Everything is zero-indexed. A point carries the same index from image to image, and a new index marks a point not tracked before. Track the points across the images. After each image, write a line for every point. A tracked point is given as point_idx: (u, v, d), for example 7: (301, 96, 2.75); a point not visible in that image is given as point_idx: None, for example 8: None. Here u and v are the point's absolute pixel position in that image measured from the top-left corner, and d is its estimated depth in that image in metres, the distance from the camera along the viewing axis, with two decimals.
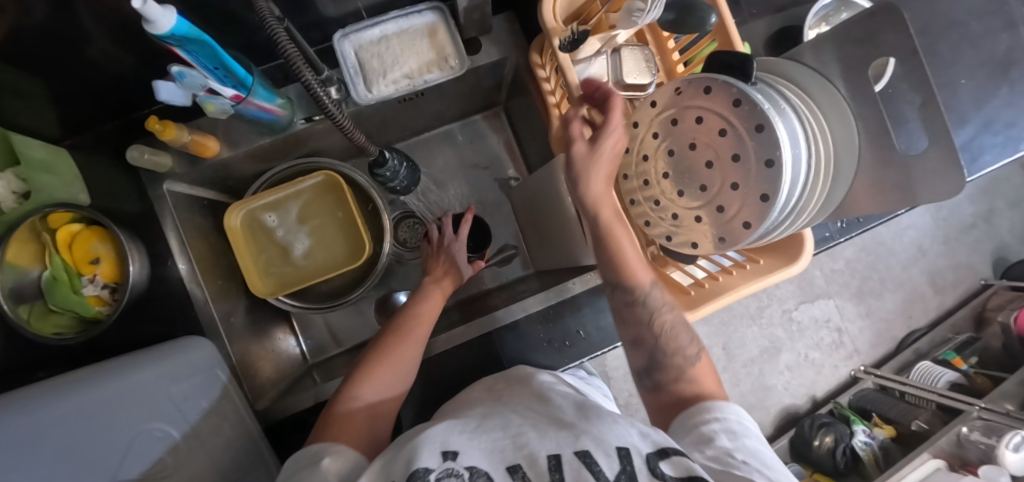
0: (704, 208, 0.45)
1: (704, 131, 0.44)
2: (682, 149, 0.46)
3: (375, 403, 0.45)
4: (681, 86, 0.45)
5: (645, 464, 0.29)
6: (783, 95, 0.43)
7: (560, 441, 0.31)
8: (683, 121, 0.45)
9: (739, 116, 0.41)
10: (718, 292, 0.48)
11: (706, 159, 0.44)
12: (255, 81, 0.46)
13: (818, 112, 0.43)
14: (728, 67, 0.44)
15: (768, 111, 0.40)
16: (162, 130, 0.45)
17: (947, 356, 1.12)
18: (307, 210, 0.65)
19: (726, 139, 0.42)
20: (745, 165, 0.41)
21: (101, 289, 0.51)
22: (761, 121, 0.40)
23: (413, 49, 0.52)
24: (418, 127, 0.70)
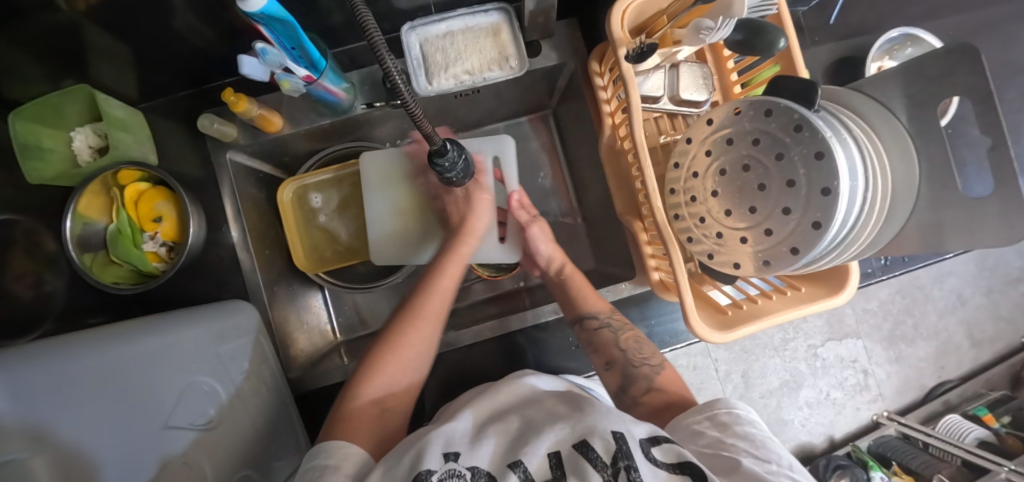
0: (750, 230, 0.45)
1: (761, 154, 0.44)
2: (734, 169, 0.45)
3: (413, 354, 0.50)
4: (741, 107, 0.45)
5: (640, 447, 0.37)
6: (847, 126, 0.42)
7: (562, 436, 0.38)
8: (739, 142, 0.45)
9: (799, 142, 0.41)
10: (755, 316, 0.47)
11: (759, 181, 0.44)
12: (328, 65, 0.47)
13: (881, 147, 0.42)
14: (793, 93, 0.43)
15: (830, 139, 0.40)
16: (236, 102, 0.48)
17: (978, 412, 1.11)
18: (350, 192, 0.66)
19: (782, 165, 0.42)
20: (800, 191, 0.41)
21: (159, 246, 0.54)
22: (822, 148, 0.40)
23: (476, 47, 0.53)
24: (468, 123, 0.70)
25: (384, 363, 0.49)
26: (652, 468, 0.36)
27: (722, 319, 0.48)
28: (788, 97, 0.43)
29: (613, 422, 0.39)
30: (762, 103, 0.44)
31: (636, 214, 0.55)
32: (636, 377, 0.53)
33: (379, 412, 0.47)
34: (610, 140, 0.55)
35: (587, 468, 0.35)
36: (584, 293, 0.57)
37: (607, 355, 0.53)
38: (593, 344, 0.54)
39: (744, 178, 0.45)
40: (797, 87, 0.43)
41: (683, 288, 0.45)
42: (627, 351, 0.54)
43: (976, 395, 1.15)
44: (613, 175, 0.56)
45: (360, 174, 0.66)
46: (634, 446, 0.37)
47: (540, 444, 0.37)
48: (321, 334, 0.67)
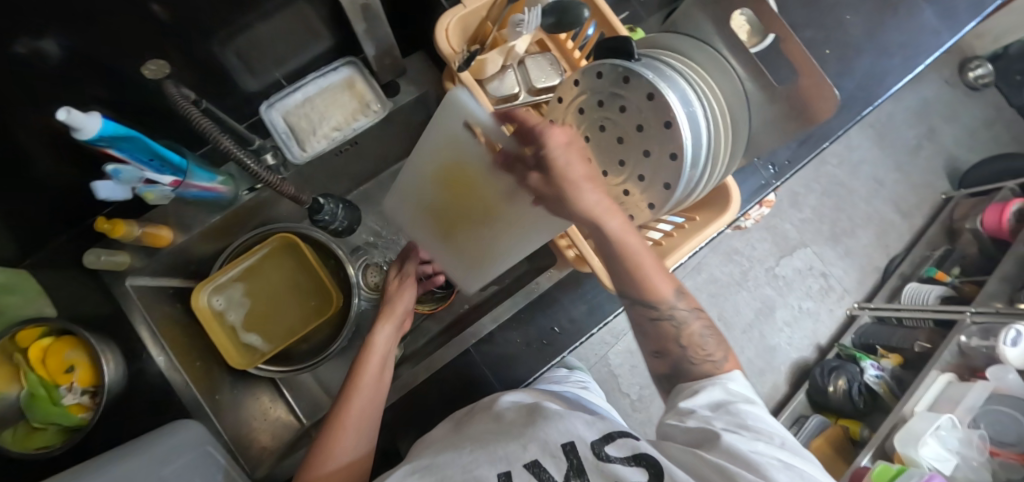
0: (629, 181, 0.49)
1: (610, 113, 0.47)
2: (595, 133, 0.50)
3: (354, 460, 0.46)
4: (579, 77, 0.48)
5: (590, 449, 0.37)
6: (668, 64, 0.47)
7: (514, 456, 0.37)
8: (589, 108, 0.49)
9: (631, 91, 0.44)
10: (661, 256, 0.50)
11: (617, 136, 0.48)
12: (190, 163, 0.48)
13: (703, 74, 0.47)
14: (613, 50, 0.47)
15: (655, 79, 0.42)
16: (112, 228, 0.48)
17: (929, 273, 1.17)
18: (270, 275, 0.65)
19: (627, 115, 0.46)
20: (649, 131, 0.44)
21: (81, 396, 0.52)
22: (650, 90, 0.42)
23: (336, 103, 0.56)
24: (364, 174, 0.72)
25: (314, 464, 0.44)
26: (600, 466, 0.35)
27: None
28: (612, 56, 0.47)
29: (559, 432, 0.38)
30: (594, 67, 0.47)
31: None
32: (687, 369, 0.43)
33: None
34: None
35: None
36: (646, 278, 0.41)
37: (655, 344, 0.44)
38: (645, 334, 0.44)
39: (607, 137, 0.49)
40: (614, 44, 0.46)
41: (587, 254, 0.48)
42: (684, 347, 0.43)
43: (924, 258, 1.23)
44: None
45: (273, 255, 0.64)
46: (584, 452, 0.37)
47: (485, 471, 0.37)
48: (277, 423, 0.65)
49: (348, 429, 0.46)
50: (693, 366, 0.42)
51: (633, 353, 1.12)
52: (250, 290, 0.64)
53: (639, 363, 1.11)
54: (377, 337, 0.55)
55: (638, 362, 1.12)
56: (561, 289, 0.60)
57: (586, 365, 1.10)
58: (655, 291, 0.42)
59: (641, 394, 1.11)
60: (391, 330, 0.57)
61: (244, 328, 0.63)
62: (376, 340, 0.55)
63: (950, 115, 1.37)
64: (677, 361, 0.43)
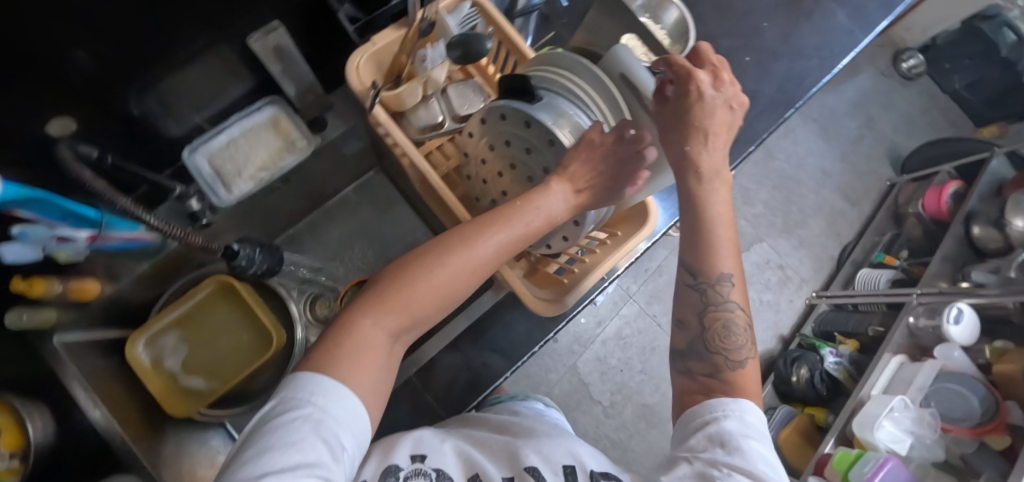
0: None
1: (515, 153, 0.48)
2: (506, 170, 0.50)
3: (447, 287, 0.39)
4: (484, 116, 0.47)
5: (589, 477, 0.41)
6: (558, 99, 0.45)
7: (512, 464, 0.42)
8: (497, 146, 0.48)
9: (510, 125, 0.45)
10: (584, 274, 0.50)
11: (527, 174, 0.50)
12: (105, 213, 0.48)
13: (606, 111, 0.47)
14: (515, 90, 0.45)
15: (553, 125, 0.43)
16: (30, 286, 0.46)
17: (879, 258, 1.22)
18: (207, 319, 0.64)
19: (515, 147, 0.47)
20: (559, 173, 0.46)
21: (9, 460, 0.47)
22: (550, 136, 0.44)
23: (260, 143, 0.56)
24: (306, 206, 0.72)
25: (433, 263, 0.38)
26: None
27: (561, 288, 0.51)
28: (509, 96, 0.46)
29: (563, 453, 0.43)
30: (495, 108, 0.45)
31: None
32: (711, 358, 0.45)
33: (389, 334, 0.37)
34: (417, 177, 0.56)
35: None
36: (712, 250, 0.46)
37: (678, 310, 0.48)
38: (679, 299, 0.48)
39: (517, 174, 0.50)
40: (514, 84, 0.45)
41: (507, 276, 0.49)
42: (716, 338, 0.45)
43: (874, 244, 1.29)
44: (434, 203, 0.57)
45: (208, 300, 0.64)
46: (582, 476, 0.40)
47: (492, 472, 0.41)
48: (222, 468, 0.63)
49: (480, 243, 0.40)
50: (708, 351, 0.45)
51: (602, 358, 1.14)
52: (189, 334, 0.63)
53: (613, 366, 1.14)
54: (480, 237, 0.40)
55: (610, 366, 1.14)
56: (497, 311, 0.63)
57: (557, 375, 1.11)
58: (714, 265, 0.46)
59: (613, 400, 1.12)
60: (524, 234, 0.42)
61: (185, 372, 0.61)
62: (454, 258, 0.39)
63: (887, 103, 1.44)
64: (696, 337, 0.46)
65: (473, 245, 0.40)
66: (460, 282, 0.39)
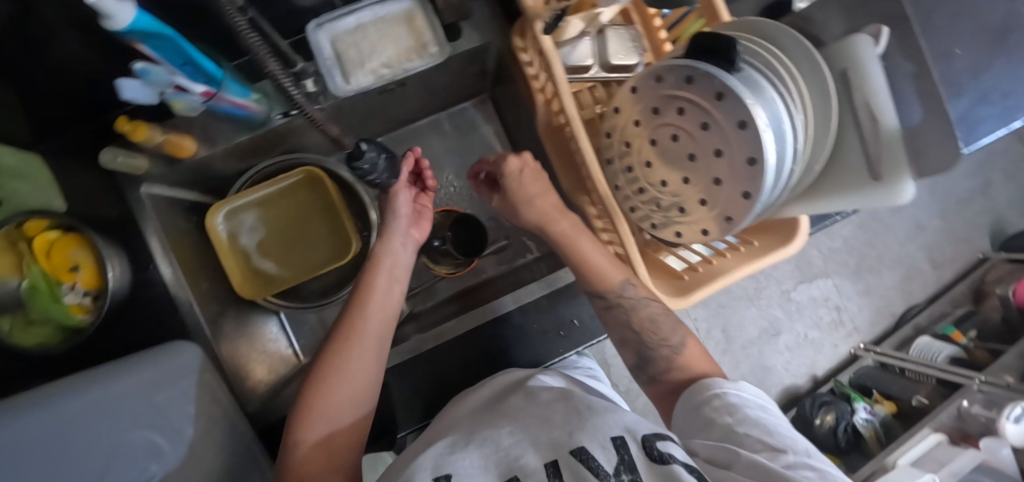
0: (691, 198, 0.45)
1: (686, 123, 0.41)
2: (665, 139, 0.44)
3: (370, 378, 0.46)
4: (660, 74, 0.42)
5: (641, 447, 0.37)
6: (760, 73, 0.39)
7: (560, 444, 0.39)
8: (665, 111, 0.43)
9: (698, 91, 0.39)
10: (711, 276, 0.46)
11: (688, 152, 0.43)
12: (225, 75, 0.44)
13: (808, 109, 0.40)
14: (713, 51, 0.37)
15: (753, 106, 0.36)
16: (133, 130, 0.43)
17: (946, 331, 1.14)
18: (289, 208, 0.62)
19: (688, 118, 0.41)
20: (730, 161, 0.39)
21: (82, 297, 0.50)
22: (743, 117, 0.36)
23: (390, 36, 0.50)
24: (404, 117, 0.68)
25: (356, 331, 0.46)
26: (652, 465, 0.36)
27: (680, 284, 0.46)
28: (709, 59, 0.38)
29: (612, 425, 0.40)
30: (682, 69, 0.40)
31: (583, 191, 0.54)
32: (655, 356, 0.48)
33: (325, 445, 0.43)
34: (547, 117, 0.52)
35: (585, 472, 0.36)
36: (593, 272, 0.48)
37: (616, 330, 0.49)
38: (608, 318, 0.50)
39: (675, 148, 0.44)
40: (716, 43, 0.37)
41: (631, 251, 0.48)
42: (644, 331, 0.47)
43: (943, 314, 1.21)
44: (556, 151, 0.54)
45: (294, 189, 0.61)
46: (634, 449, 0.37)
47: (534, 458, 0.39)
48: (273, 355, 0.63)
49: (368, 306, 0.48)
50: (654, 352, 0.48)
51: None
52: (269, 218, 0.61)
53: None
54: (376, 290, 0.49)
55: None
56: None
57: None
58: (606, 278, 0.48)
59: (629, 389, 1.11)
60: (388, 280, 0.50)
61: (260, 253, 0.61)
62: (374, 297, 0.48)
63: (1014, 172, 1.30)
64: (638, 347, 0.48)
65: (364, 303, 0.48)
66: (369, 374, 0.46)
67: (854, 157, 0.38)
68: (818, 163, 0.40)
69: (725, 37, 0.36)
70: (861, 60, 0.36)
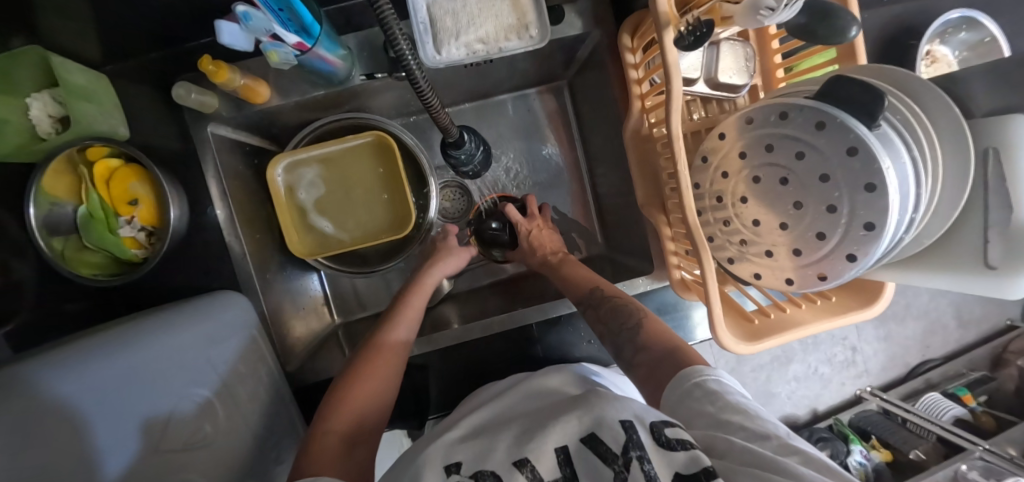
0: (780, 245, 0.41)
1: (801, 169, 0.37)
2: (770, 180, 0.40)
3: (383, 391, 0.45)
4: (788, 110, 0.37)
5: (649, 432, 0.34)
6: (900, 133, 0.35)
7: (570, 429, 0.37)
8: (780, 150, 0.38)
9: (827, 141, 0.35)
10: (784, 326, 0.43)
11: (794, 200, 0.38)
12: (323, 31, 0.41)
13: (940, 175, 0.35)
14: (851, 100, 0.34)
15: (888, 169, 0.33)
16: (216, 72, 0.41)
17: (957, 391, 1.09)
18: (347, 168, 0.59)
19: (807, 164, 0.37)
20: (838, 219, 0.36)
21: (137, 231, 0.49)
22: (872, 179, 0.34)
23: (491, 11, 0.47)
24: (475, 91, 0.65)
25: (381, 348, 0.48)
26: (661, 453, 0.32)
27: (749, 328, 0.44)
28: (846, 105, 0.35)
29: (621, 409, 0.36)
30: (815, 111, 0.36)
31: (658, 207, 0.51)
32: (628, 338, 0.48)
33: (347, 439, 0.40)
34: (637, 124, 0.50)
35: (599, 463, 0.34)
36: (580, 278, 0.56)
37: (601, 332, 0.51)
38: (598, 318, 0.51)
39: (779, 189, 0.39)
40: (861, 92, 0.34)
41: (711, 296, 0.41)
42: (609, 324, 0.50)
43: (956, 374, 1.13)
44: (637, 162, 0.51)
45: (354, 149, 0.58)
46: (644, 434, 0.33)
47: (548, 439, 0.37)
48: (313, 314, 0.63)
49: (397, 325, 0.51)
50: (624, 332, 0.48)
51: None
52: (328, 175, 0.59)
53: None
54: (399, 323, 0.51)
55: None
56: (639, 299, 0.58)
57: None
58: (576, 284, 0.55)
59: None
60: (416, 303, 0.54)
61: (314, 211, 0.59)
62: (401, 318, 0.52)
63: None
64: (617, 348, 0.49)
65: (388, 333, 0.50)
66: (389, 383, 0.46)
67: (970, 240, 0.35)
68: (925, 241, 0.37)
69: (861, 83, 0.34)
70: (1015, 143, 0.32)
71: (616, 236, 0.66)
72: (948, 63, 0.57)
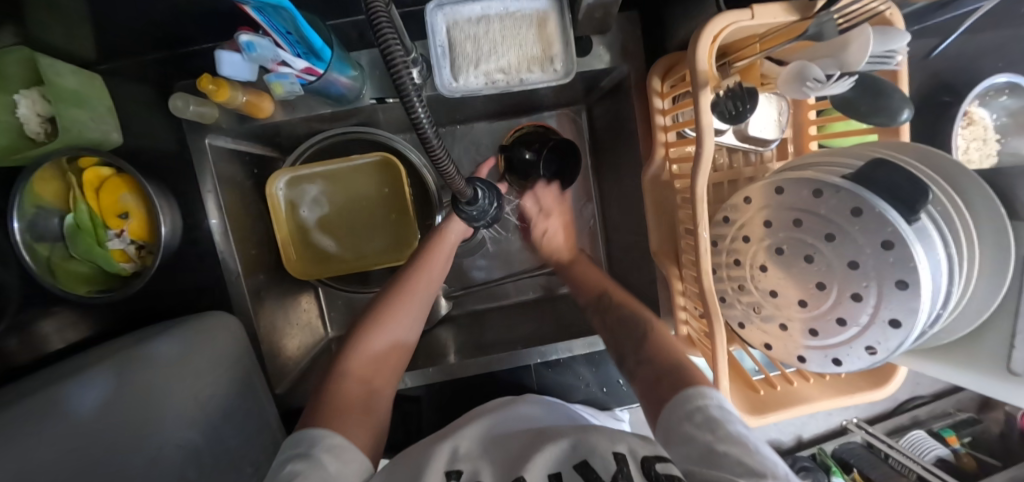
0: (796, 321, 0.39)
1: (830, 251, 0.35)
2: (793, 256, 0.38)
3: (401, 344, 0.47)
4: (822, 188, 0.35)
5: (639, 465, 0.32)
6: (939, 227, 0.33)
7: (559, 457, 0.35)
8: (809, 228, 0.36)
9: (862, 228, 0.33)
10: (790, 401, 0.42)
11: (817, 281, 0.36)
12: (334, 55, 0.38)
13: (974, 273, 0.33)
14: (888, 186, 0.32)
15: (924, 268, 0.31)
16: (216, 92, 0.38)
17: (943, 431, 1.04)
18: (351, 186, 0.56)
19: (837, 247, 0.35)
20: (862, 309, 0.34)
21: (127, 244, 0.46)
22: (906, 276, 0.32)
23: (515, 40, 0.44)
24: (490, 111, 0.62)
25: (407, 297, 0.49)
26: None
27: (754, 399, 0.43)
28: (887, 192, 0.33)
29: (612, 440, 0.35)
30: (852, 195, 0.33)
31: (672, 258, 0.49)
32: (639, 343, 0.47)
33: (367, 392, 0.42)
34: (657, 170, 0.47)
35: None
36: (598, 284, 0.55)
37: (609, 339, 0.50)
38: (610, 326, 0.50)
39: (802, 267, 0.37)
40: (907, 183, 0.31)
41: (720, 367, 0.39)
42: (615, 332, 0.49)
43: (943, 414, 1.09)
44: (654, 210, 0.49)
45: (358, 167, 0.56)
46: (634, 467, 0.32)
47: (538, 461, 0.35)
48: (308, 331, 0.61)
49: (422, 276, 0.50)
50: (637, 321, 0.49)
51: None
52: (328, 193, 0.56)
53: None
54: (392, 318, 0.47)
55: None
56: None
57: None
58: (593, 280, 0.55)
59: None
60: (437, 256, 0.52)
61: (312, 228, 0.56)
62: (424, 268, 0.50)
63: None
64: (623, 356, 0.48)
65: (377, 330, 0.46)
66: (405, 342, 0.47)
67: (996, 344, 0.34)
68: (951, 334, 0.36)
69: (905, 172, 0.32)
70: None
71: (625, 272, 0.64)
72: (985, 126, 0.53)
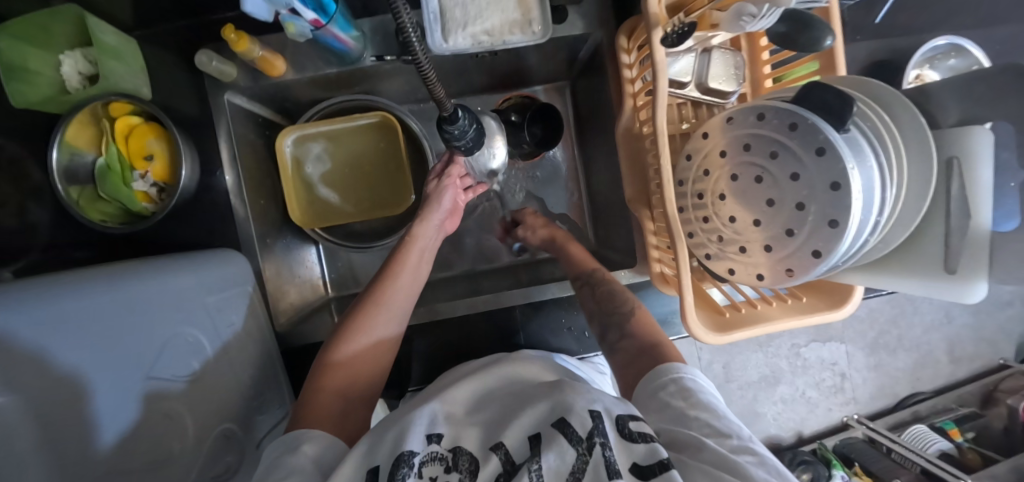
0: (754, 242, 0.42)
1: (776, 168, 0.39)
2: (746, 179, 0.42)
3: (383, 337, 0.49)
4: (766, 113, 0.40)
5: (613, 423, 0.35)
6: (868, 138, 0.37)
7: (538, 415, 0.37)
8: (756, 149, 0.40)
9: (799, 141, 0.38)
10: (753, 320, 0.45)
11: (767, 196, 0.40)
12: (337, 10, 0.44)
13: (903, 182, 0.37)
14: (823, 105, 0.37)
15: (852, 169, 0.35)
16: (237, 41, 0.44)
17: (945, 424, 0.99)
18: (350, 143, 0.62)
19: (781, 163, 0.39)
20: (805, 216, 0.38)
21: (149, 186, 0.51)
22: (839, 178, 0.36)
23: (498, 6, 0.50)
24: (481, 85, 0.68)
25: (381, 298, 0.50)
26: (624, 445, 0.34)
27: (720, 320, 0.46)
28: (818, 109, 0.37)
29: (587, 399, 0.37)
30: (790, 113, 0.38)
31: (644, 203, 0.53)
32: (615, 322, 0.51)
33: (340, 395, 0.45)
34: (628, 122, 0.53)
35: (562, 440, 0.34)
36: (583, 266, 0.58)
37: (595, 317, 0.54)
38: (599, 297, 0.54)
39: (753, 187, 0.41)
40: (834, 97, 0.36)
41: (685, 285, 0.42)
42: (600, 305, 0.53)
43: (945, 409, 1.04)
44: (627, 158, 0.53)
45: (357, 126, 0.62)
46: (609, 425, 0.35)
47: (519, 422, 0.37)
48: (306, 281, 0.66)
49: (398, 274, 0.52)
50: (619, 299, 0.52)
51: None
52: (331, 150, 0.62)
53: None
54: (379, 302, 0.50)
55: None
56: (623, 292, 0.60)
57: None
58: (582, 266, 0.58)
59: None
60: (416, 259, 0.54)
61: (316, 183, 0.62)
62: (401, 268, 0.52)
63: None
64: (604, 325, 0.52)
65: (367, 313, 0.49)
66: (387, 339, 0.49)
67: (931, 247, 0.37)
68: (891, 243, 0.39)
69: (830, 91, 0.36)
70: (975, 150, 0.34)
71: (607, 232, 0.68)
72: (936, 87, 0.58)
